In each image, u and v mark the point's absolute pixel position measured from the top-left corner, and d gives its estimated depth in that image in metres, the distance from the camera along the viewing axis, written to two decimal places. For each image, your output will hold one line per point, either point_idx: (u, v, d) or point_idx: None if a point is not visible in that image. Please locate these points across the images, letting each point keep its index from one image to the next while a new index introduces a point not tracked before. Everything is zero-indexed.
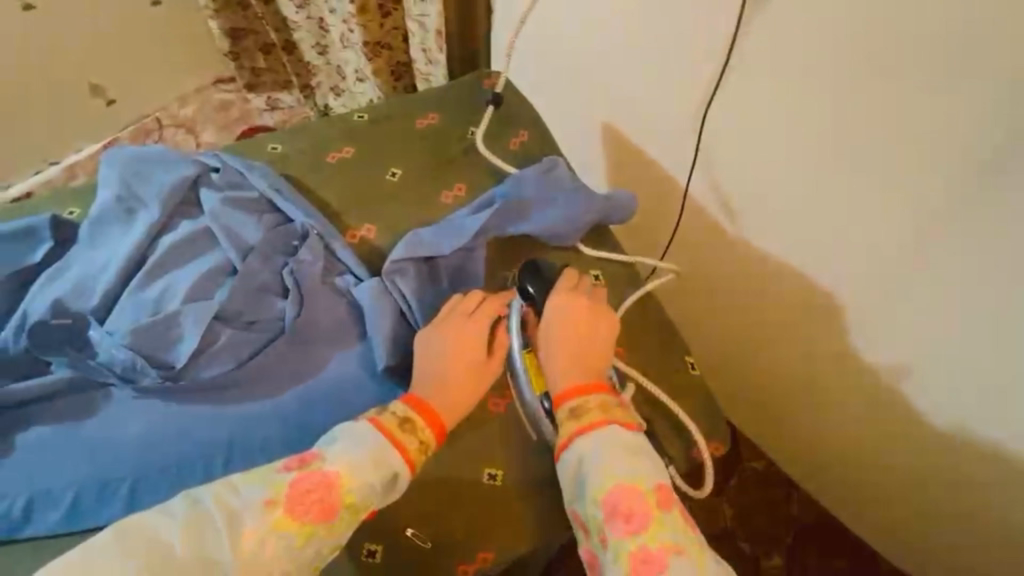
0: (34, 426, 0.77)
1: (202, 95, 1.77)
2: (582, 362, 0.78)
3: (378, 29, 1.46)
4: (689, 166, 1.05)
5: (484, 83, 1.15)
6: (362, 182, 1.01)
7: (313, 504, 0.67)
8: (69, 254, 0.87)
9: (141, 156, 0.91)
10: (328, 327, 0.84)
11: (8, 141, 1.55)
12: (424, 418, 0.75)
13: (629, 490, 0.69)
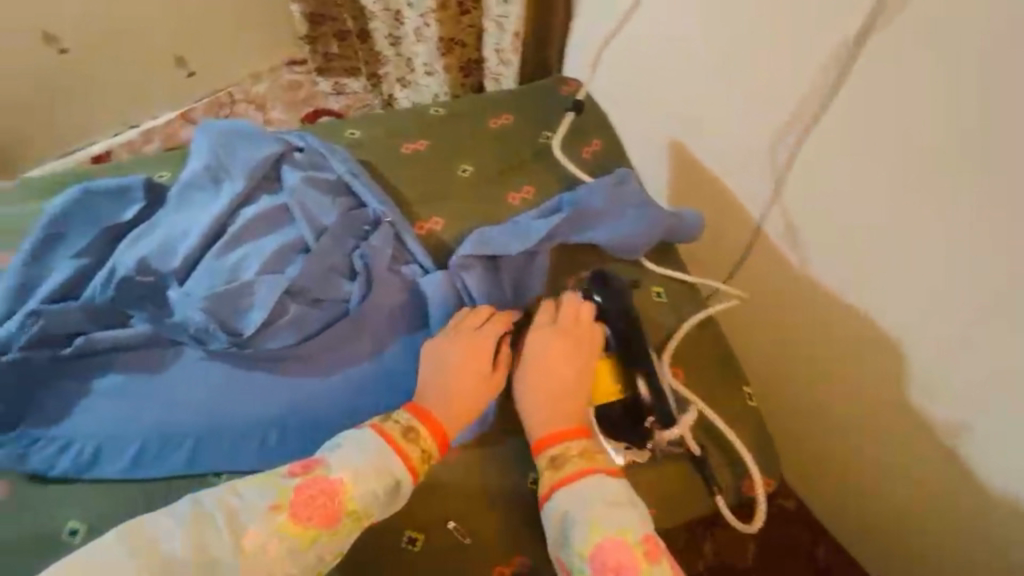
0: (110, 374, 0.80)
1: (275, 73, 1.90)
2: (562, 404, 0.74)
3: (454, 25, 1.50)
4: (759, 189, 1.02)
5: (562, 90, 1.17)
6: (433, 175, 1.02)
7: (315, 510, 0.67)
8: (156, 216, 0.91)
9: (229, 130, 0.94)
10: (390, 314, 0.86)
11: (99, 102, 1.67)
12: (427, 427, 0.75)
13: (615, 545, 0.64)
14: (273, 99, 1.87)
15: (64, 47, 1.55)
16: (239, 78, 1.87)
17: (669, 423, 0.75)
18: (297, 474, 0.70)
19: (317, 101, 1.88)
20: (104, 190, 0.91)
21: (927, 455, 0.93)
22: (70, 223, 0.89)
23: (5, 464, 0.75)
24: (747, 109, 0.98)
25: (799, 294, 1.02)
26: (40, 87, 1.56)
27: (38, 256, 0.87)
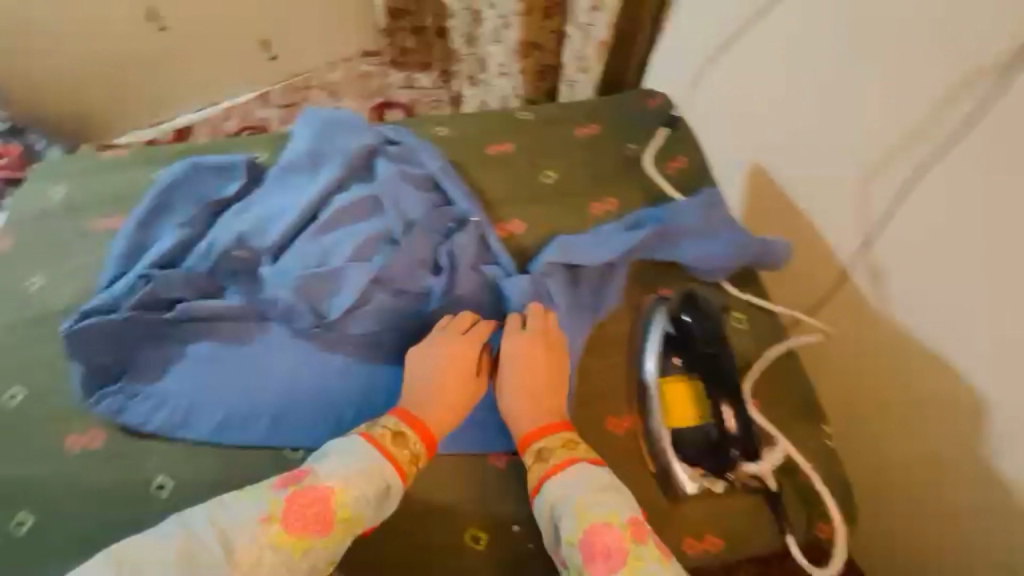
0: (204, 340, 0.85)
1: (349, 64, 2.01)
2: (543, 403, 0.78)
3: (536, 28, 1.55)
4: (851, 220, 0.96)
5: (647, 102, 1.16)
6: (517, 177, 1.03)
7: (309, 518, 0.67)
8: (254, 195, 0.96)
9: (332, 119, 0.99)
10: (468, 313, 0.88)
11: (191, 77, 1.85)
12: (415, 431, 0.76)
13: (602, 526, 0.66)
14: (346, 87, 1.95)
15: (162, 24, 1.72)
16: (317, 64, 2.00)
17: (754, 458, 0.74)
18: (285, 487, 0.69)
19: (387, 93, 1.94)
20: (214, 167, 0.98)
21: (999, 528, 0.81)
22: (178, 196, 0.96)
23: (106, 415, 0.80)
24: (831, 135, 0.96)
25: (872, 337, 0.95)
26: (138, 57, 1.74)
27: (148, 222, 0.93)
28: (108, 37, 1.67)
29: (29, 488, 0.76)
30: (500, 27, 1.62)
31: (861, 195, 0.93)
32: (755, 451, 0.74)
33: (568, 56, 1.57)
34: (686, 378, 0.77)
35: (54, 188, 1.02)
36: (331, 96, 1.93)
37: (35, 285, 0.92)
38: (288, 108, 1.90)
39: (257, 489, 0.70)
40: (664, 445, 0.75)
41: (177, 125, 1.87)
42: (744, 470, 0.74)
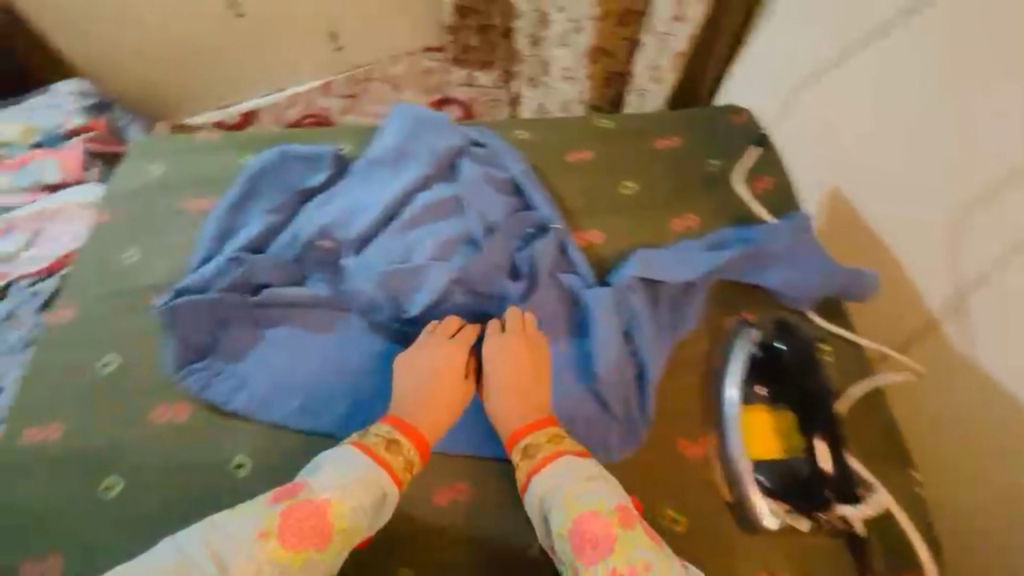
0: (284, 326, 0.87)
1: (411, 58, 2.02)
2: (528, 401, 0.76)
3: (609, 36, 1.55)
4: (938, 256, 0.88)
5: (732, 119, 1.13)
6: (596, 187, 1.02)
7: (305, 531, 0.65)
8: (338, 187, 0.98)
9: (422, 118, 1.01)
10: (544, 320, 0.86)
11: (260, 62, 1.92)
12: (409, 439, 0.74)
13: (590, 515, 0.65)
14: (408, 80, 1.95)
15: (241, 12, 1.78)
16: (380, 56, 2.02)
17: (852, 501, 0.72)
18: (280, 500, 0.67)
19: (445, 89, 1.91)
20: (302, 156, 1.01)
21: None
22: (266, 183, 0.98)
23: (191, 392, 0.83)
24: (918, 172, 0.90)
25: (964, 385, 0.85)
26: (216, 41, 1.83)
27: (238, 207, 0.96)
28: (191, 22, 1.76)
29: (114, 454, 0.79)
30: (570, 31, 1.60)
31: (952, 236, 0.86)
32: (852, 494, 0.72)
33: (642, 64, 1.53)
34: (770, 409, 0.77)
35: (154, 168, 1.07)
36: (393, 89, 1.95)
37: (131, 259, 0.97)
38: (350, 99, 1.93)
39: (250, 505, 0.67)
40: (745, 473, 0.74)
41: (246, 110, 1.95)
42: (837, 511, 0.71)
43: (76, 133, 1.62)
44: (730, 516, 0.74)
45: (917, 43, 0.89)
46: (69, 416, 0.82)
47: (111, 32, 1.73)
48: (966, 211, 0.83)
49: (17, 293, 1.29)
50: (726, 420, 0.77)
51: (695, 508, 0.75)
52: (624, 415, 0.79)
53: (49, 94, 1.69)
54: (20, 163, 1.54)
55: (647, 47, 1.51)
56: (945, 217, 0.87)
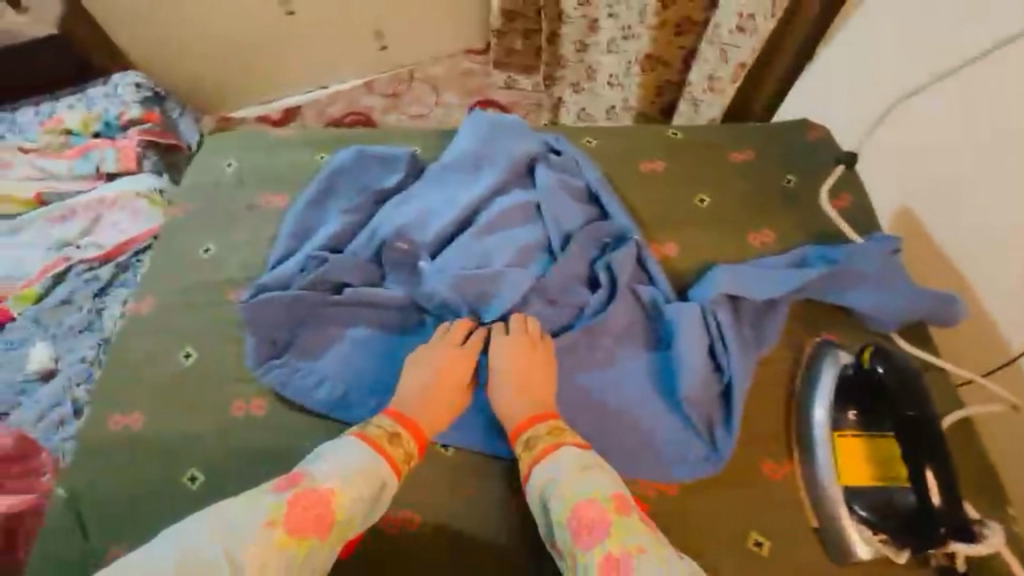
0: (361, 326, 0.87)
1: (453, 60, 2.04)
2: (529, 399, 0.77)
3: (665, 44, 1.46)
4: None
5: (808, 132, 1.10)
6: (671, 199, 1.01)
7: (310, 520, 0.65)
8: (413, 189, 0.98)
9: (501, 124, 1.01)
10: (620, 332, 0.85)
11: (306, 59, 1.91)
12: (410, 431, 0.75)
13: (587, 501, 0.67)
14: (447, 83, 1.98)
15: (292, 9, 1.80)
16: (422, 58, 2.02)
17: (967, 538, 0.65)
18: (285, 488, 0.67)
19: (487, 92, 1.95)
20: (379, 157, 1.01)
21: None
22: (343, 182, 0.99)
23: (273, 386, 0.84)
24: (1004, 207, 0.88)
25: None
26: (267, 39, 1.84)
27: (316, 204, 0.97)
28: (244, 18, 1.78)
29: (201, 445, 0.81)
30: (619, 37, 1.54)
31: None
32: (968, 527, 0.65)
33: (697, 74, 1.32)
34: (865, 436, 0.74)
35: (227, 161, 1.07)
36: (433, 91, 1.97)
37: (208, 252, 0.97)
38: (391, 98, 1.95)
39: (252, 491, 0.68)
40: (834, 499, 0.72)
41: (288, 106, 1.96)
42: (948, 547, 0.66)
43: (133, 125, 1.62)
44: (817, 541, 0.73)
45: (1012, 79, 0.86)
46: (148, 405, 0.83)
47: (167, 26, 1.74)
48: None
49: (77, 278, 1.38)
50: (816, 445, 0.76)
51: (780, 532, 0.73)
52: (711, 435, 0.79)
53: (106, 83, 1.67)
54: (81, 152, 1.57)
55: (704, 59, 1.29)
56: None
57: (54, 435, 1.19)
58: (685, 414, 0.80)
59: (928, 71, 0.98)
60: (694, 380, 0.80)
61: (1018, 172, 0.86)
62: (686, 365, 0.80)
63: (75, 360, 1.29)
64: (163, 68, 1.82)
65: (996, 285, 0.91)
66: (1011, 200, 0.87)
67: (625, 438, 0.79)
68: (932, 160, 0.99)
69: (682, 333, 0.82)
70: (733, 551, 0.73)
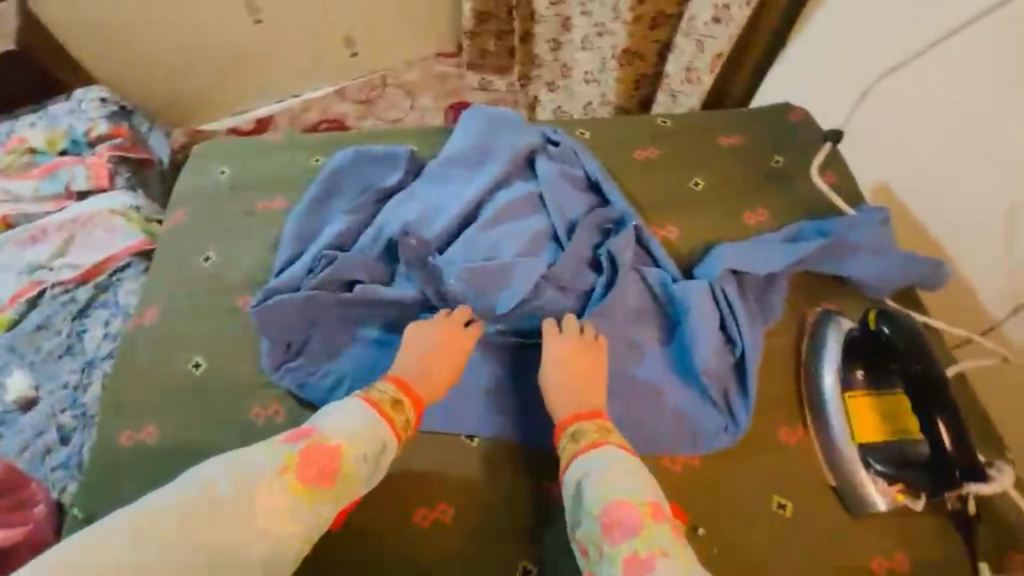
0: (372, 325, 0.87)
1: (425, 63, 2.01)
2: (577, 394, 0.77)
3: (641, 39, 1.45)
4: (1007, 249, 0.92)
5: (790, 116, 1.14)
6: (668, 184, 1.04)
7: (316, 471, 0.64)
8: (414, 186, 0.98)
9: (497, 118, 1.02)
10: (634, 316, 0.87)
11: (278, 68, 1.88)
12: (410, 399, 0.74)
13: (621, 502, 0.66)
14: (422, 87, 1.96)
15: (260, 17, 1.76)
16: (394, 63, 1.99)
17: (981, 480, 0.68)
18: (296, 440, 0.67)
19: (462, 94, 1.96)
20: (376, 156, 1.01)
21: None
22: (343, 183, 0.99)
23: (291, 390, 0.83)
24: (975, 176, 0.95)
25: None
26: (236, 48, 1.80)
27: (316, 207, 0.96)
28: (212, 28, 1.73)
29: (222, 453, 0.80)
30: (593, 34, 1.56)
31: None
32: (981, 472, 0.67)
33: (675, 65, 1.35)
34: (872, 393, 0.78)
35: (219, 169, 1.05)
36: (407, 95, 1.95)
37: (209, 260, 0.95)
38: (365, 103, 1.93)
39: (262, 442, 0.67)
40: (849, 456, 0.76)
41: (257, 117, 1.92)
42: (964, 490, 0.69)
43: (102, 140, 1.56)
44: (836, 499, 0.76)
45: (977, 57, 0.92)
46: (162, 419, 0.82)
47: (131, 38, 1.69)
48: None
49: (52, 301, 1.32)
50: (827, 405, 0.79)
51: (801, 493, 0.76)
52: (729, 408, 0.81)
53: (69, 100, 1.61)
54: (47, 171, 1.50)
55: (681, 50, 1.32)
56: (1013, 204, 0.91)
57: (42, 464, 1.15)
58: (703, 390, 0.82)
59: (898, 54, 1.04)
60: (711, 357, 0.82)
61: (987, 141, 0.93)
62: (702, 342, 0.83)
63: (57, 387, 1.24)
64: (130, 81, 1.77)
65: (968, 248, 0.99)
66: (981, 168, 0.94)
67: (646, 415, 0.80)
68: (910, 137, 1.05)
69: (696, 314, 0.84)
70: (759, 515, 0.75)
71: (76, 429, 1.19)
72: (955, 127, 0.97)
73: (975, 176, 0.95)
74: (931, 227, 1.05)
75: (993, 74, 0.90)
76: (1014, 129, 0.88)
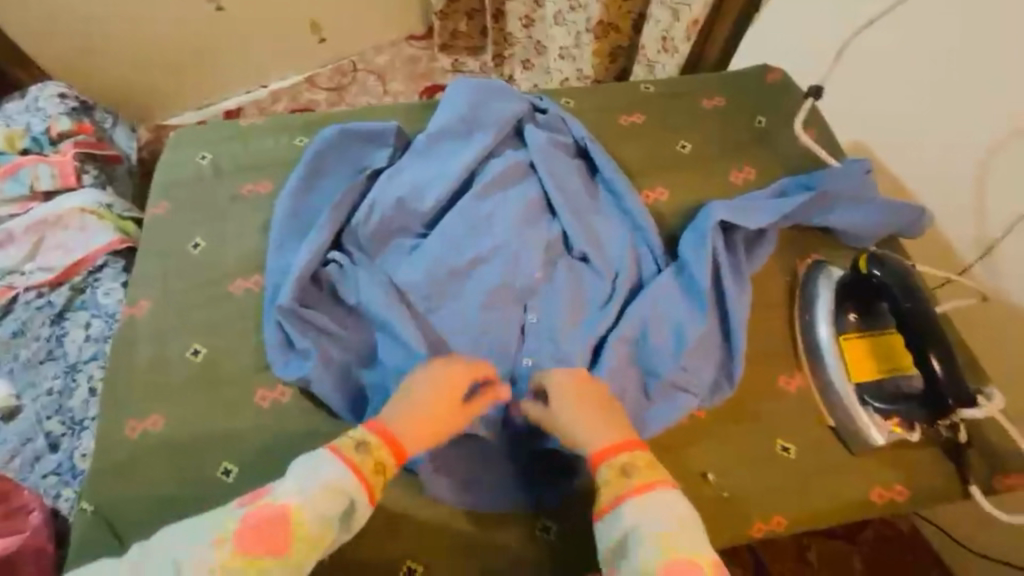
0: (359, 304, 0.86)
1: (396, 47, 1.96)
2: (614, 421, 0.71)
3: (615, 10, 1.42)
4: (979, 195, 0.97)
5: (769, 76, 1.15)
6: (655, 147, 1.05)
7: (263, 538, 0.59)
8: (402, 161, 0.96)
9: (485, 87, 1.00)
10: (632, 337, 0.82)
11: (243, 57, 1.81)
12: (382, 441, 0.68)
13: (685, 563, 0.60)
14: (394, 70, 1.93)
15: (220, 5, 1.68)
16: (363, 48, 1.94)
17: (970, 404, 0.72)
18: (247, 503, 0.63)
19: (435, 76, 1.93)
20: (362, 134, 0.98)
21: None
22: (330, 161, 0.96)
23: (289, 371, 0.82)
24: (954, 126, 0.98)
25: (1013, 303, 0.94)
26: (198, 37, 1.72)
27: (304, 187, 0.94)
28: (170, 19, 1.65)
29: (223, 439, 0.79)
30: (567, 9, 1.53)
31: (999, 169, 0.93)
32: (972, 397, 0.72)
33: (650, 36, 1.36)
34: (865, 335, 0.81)
35: (199, 155, 1.02)
36: (379, 79, 1.91)
37: (198, 247, 0.93)
38: (336, 91, 1.89)
39: (210, 513, 0.63)
40: (848, 397, 0.79)
41: (222, 110, 1.86)
42: (957, 415, 0.73)
43: (65, 138, 1.48)
44: (837, 439, 0.80)
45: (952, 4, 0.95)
46: (165, 408, 0.81)
47: (88, 30, 1.61)
48: (1004, 146, 0.92)
49: (26, 307, 1.28)
50: (824, 351, 0.82)
51: (802, 434, 0.80)
52: (722, 362, 0.83)
53: (25, 98, 1.54)
54: (9, 172, 1.40)
55: (656, 20, 1.33)
56: (983, 151, 0.95)
57: (31, 472, 1.13)
58: (684, 361, 0.81)
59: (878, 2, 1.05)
60: (692, 324, 0.82)
61: (972, 90, 0.95)
62: (690, 310, 0.83)
63: (39, 394, 1.20)
64: (93, 75, 1.70)
65: (941, 196, 1.03)
66: (962, 117, 0.97)
67: (630, 385, 0.80)
68: (889, 89, 1.07)
69: (675, 295, 0.84)
70: (765, 459, 0.78)
71: (64, 435, 1.16)
72: (933, 77, 1.00)
73: (955, 126, 0.98)
74: (905, 179, 1.08)
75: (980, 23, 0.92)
76: (1001, 71, 0.91)
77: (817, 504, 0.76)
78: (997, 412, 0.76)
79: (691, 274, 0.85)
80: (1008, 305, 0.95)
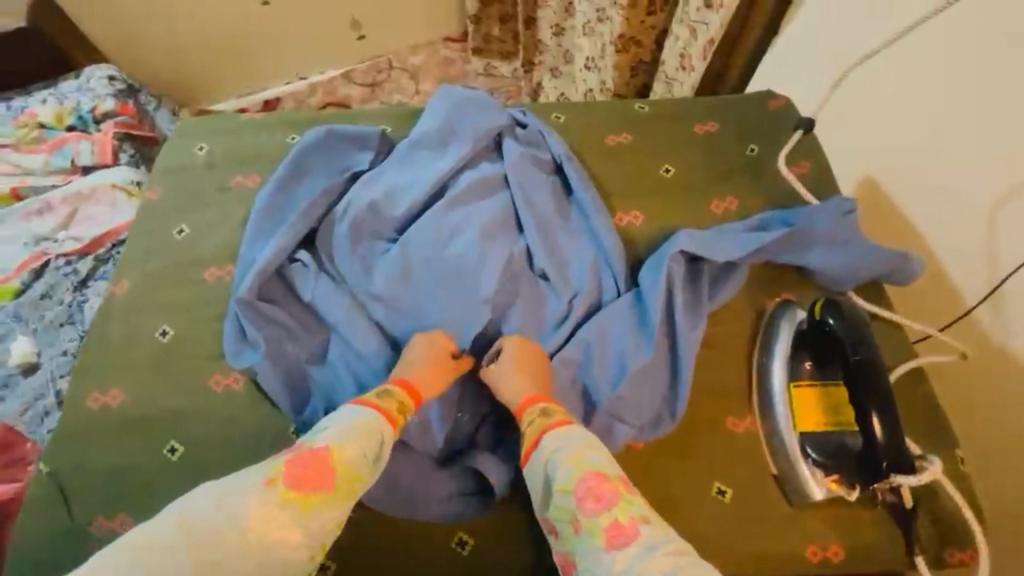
0: (315, 303, 0.89)
1: (431, 47, 2.00)
2: (540, 376, 0.78)
3: (637, 24, 1.38)
4: (982, 248, 0.90)
5: (771, 105, 1.12)
6: (638, 169, 1.03)
7: (310, 475, 0.65)
8: (382, 165, 0.98)
9: (466, 99, 1.02)
10: (573, 361, 0.82)
11: (282, 50, 1.89)
12: (404, 392, 0.77)
13: (596, 476, 0.65)
14: (426, 71, 1.95)
15: None
16: (400, 46, 1.98)
17: (911, 471, 0.69)
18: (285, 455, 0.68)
19: (465, 79, 1.95)
20: (347, 136, 1.01)
21: None
22: (315, 161, 0.99)
23: (241, 362, 0.85)
24: (959, 165, 0.92)
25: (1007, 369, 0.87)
26: (238, 30, 1.81)
27: (286, 183, 0.97)
28: (214, 11, 1.75)
29: (170, 419, 0.83)
30: (593, 20, 1.49)
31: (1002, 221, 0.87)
32: (909, 465, 0.69)
33: (671, 51, 1.33)
34: (819, 383, 0.78)
35: (198, 145, 1.07)
36: (412, 79, 1.94)
37: (182, 233, 0.98)
38: (370, 87, 1.93)
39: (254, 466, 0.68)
40: (794, 450, 0.76)
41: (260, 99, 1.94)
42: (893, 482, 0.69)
43: (107, 118, 1.57)
44: (778, 490, 0.76)
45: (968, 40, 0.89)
46: (126, 384, 0.86)
47: (141, 19, 1.73)
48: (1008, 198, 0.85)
49: (54, 272, 1.36)
50: (775, 397, 0.79)
51: (739, 480, 0.77)
52: (667, 397, 0.81)
53: (78, 77, 1.65)
54: (55, 146, 1.52)
55: (676, 37, 1.29)
56: (987, 200, 0.89)
57: (39, 426, 1.18)
58: (622, 390, 0.79)
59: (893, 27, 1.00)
60: (636, 355, 0.81)
61: (982, 128, 0.88)
62: (638, 340, 0.82)
63: (56, 354, 1.27)
64: (139, 61, 1.81)
65: (949, 239, 0.95)
66: (971, 155, 0.90)
67: (568, 408, 0.80)
68: (895, 124, 1.02)
69: (626, 323, 0.83)
70: (697, 500, 0.76)
71: None
72: (939, 107, 0.94)
73: (964, 164, 0.91)
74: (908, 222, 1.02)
75: (989, 51, 0.87)
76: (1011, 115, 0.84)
77: (750, 555, 0.73)
78: (943, 479, 0.72)
79: (646, 299, 0.84)
80: (1008, 362, 0.86)
